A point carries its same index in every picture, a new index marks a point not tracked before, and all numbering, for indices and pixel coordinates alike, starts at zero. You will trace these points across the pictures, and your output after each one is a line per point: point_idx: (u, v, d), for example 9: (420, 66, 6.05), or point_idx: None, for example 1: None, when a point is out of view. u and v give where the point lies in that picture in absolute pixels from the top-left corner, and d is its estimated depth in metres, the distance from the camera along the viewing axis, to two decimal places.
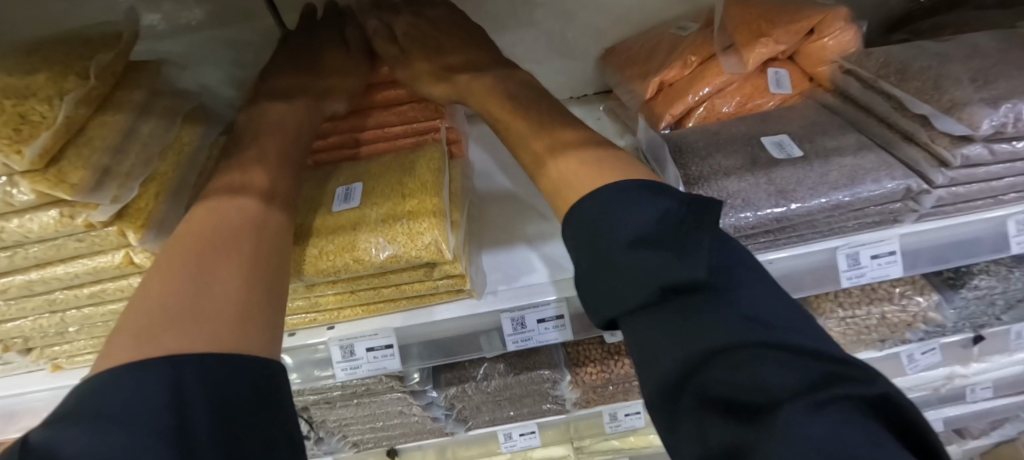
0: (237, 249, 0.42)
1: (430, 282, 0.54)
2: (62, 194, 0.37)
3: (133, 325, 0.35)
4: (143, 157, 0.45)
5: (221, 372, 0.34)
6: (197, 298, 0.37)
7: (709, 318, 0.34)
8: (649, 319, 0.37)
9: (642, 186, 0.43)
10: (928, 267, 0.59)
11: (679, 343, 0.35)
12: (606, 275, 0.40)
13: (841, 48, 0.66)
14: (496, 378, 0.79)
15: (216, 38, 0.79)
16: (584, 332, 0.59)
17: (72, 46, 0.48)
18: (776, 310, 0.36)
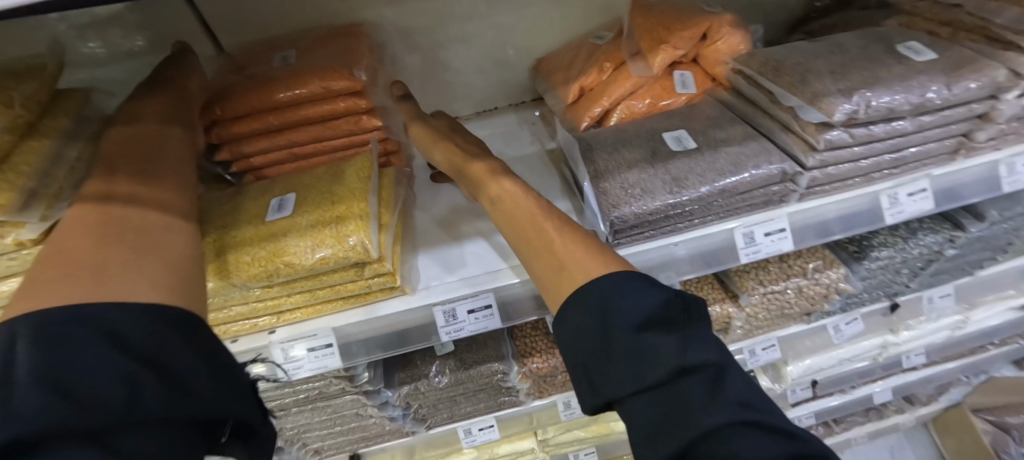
0: (122, 225, 0.43)
1: (363, 282, 0.58)
2: None
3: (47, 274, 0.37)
4: (73, 179, 0.49)
5: (142, 318, 0.37)
6: (114, 255, 0.40)
7: (705, 398, 0.38)
8: (649, 401, 0.40)
9: (642, 276, 0.47)
10: (816, 240, 0.67)
11: (680, 423, 0.38)
12: (611, 357, 0.43)
13: (732, 50, 0.74)
14: (447, 374, 0.83)
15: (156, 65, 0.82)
16: (514, 319, 0.64)
17: None
18: (759, 392, 0.40)
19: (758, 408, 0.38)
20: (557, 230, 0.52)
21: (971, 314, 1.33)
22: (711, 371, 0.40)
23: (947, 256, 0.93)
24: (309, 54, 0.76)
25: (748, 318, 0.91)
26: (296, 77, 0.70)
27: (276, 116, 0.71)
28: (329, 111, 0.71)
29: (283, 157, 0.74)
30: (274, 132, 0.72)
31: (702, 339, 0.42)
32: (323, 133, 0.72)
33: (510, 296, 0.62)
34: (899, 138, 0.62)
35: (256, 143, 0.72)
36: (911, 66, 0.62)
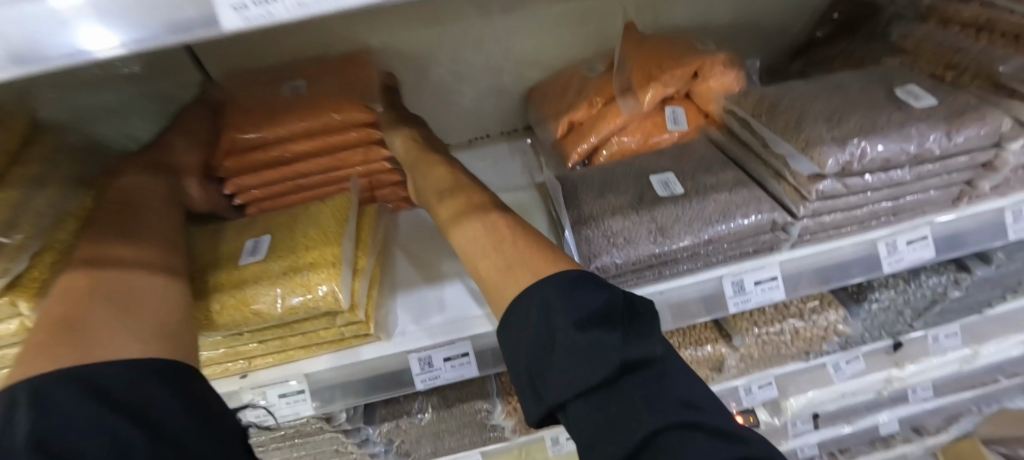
0: (108, 283, 0.45)
1: (336, 329, 0.57)
2: None
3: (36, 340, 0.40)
4: (39, 227, 0.48)
5: (121, 376, 0.40)
6: (94, 315, 0.42)
7: (645, 401, 0.40)
8: (594, 404, 0.41)
9: (587, 274, 0.47)
10: (811, 289, 0.64)
11: (624, 425, 0.39)
12: (557, 360, 0.42)
13: (724, 88, 0.73)
14: (429, 411, 0.81)
15: (142, 93, 0.81)
16: (493, 366, 0.62)
17: None
18: (694, 386, 0.43)
19: (694, 407, 0.41)
20: (511, 257, 0.50)
21: (981, 349, 1.28)
22: (649, 372, 0.42)
23: (952, 297, 0.89)
24: (316, 84, 0.76)
25: (743, 358, 0.88)
26: (311, 110, 0.71)
27: (289, 148, 0.70)
28: (343, 140, 0.71)
29: (295, 189, 0.73)
30: (285, 164, 0.71)
31: (642, 339, 0.43)
32: (335, 164, 0.72)
33: (489, 344, 0.60)
34: (896, 187, 0.60)
35: (264, 176, 0.71)
36: (910, 113, 0.59)
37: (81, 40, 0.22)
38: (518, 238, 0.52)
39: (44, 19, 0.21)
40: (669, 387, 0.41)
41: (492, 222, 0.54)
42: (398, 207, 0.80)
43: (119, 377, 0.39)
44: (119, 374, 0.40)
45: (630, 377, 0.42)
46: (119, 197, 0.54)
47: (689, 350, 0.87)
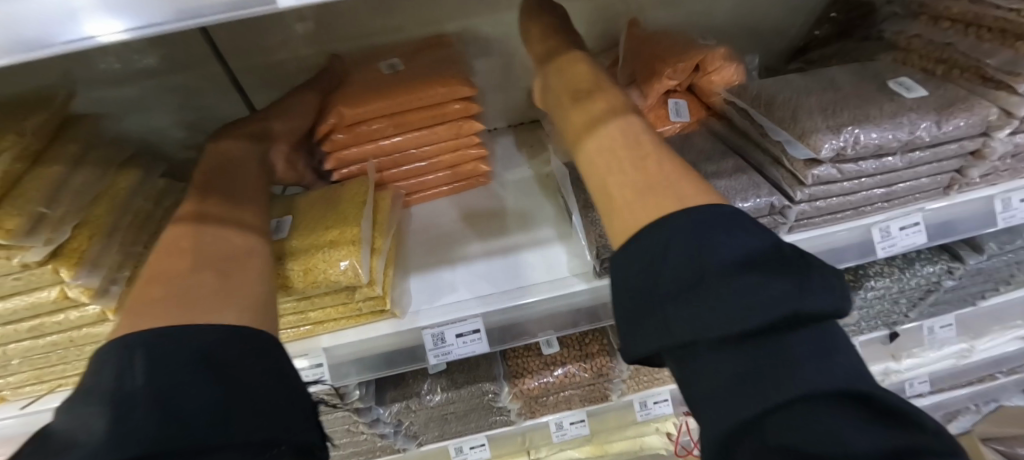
0: (204, 257, 0.46)
1: (354, 304, 0.60)
2: None
3: (149, 297, 0.42)
4: (75, 203, 0.51)
5: (223, 342, 0.40)
6: (197, 280, 0.43)
7: (812, 363, 0.34)
8: (738, 355, 0.35)
9: (734, 218, 0.41)
10: None
11: (779, 380, 0.33)
12: (692, 297, 0.37)
13: (725, 82, 0.76)
14: (438, 392, 0.83)
15: (163, 86, 0.83)
16: (501, 344, 0.65)
17: (11, 107, 0.53)
18: (856, 363, 0.36)
19: (857, 383, 0.34)
20: (666, 176, 0.45)
21: (977, 343, 1.30)
22: (811, 333, 0.35)
23: (946, 287, 0.92)
24: (410, 63, 0.78)
25: None
26: (414, 85, 0.73)
27: (394, 124, 0.73)
28: (442, 115, 0.74)
29: (393, 164, 0.77)
30: (383, 140, 0.75)
31: (820, 292, 0.36)
32: (432, 138, 0.76)
33: (500, 321, 0.63)
34: (889, 174, 0.63)
35: (367, 151, 0.75)
36: (902, 104, 0.62)
37: (89, 29, 0.28)
38: (669, 160, 0.47)
39: (56, 15, 0.27)
40: (830, 349, 0.35)
41: (641, 138, 0.49)
42: (409, 200, 0.82)
43: (218, 348, 0.39)
44: (216, 344, 0.39)
45: (793, 334, 0.35)
46: (206, 176, 0.58)
47: None
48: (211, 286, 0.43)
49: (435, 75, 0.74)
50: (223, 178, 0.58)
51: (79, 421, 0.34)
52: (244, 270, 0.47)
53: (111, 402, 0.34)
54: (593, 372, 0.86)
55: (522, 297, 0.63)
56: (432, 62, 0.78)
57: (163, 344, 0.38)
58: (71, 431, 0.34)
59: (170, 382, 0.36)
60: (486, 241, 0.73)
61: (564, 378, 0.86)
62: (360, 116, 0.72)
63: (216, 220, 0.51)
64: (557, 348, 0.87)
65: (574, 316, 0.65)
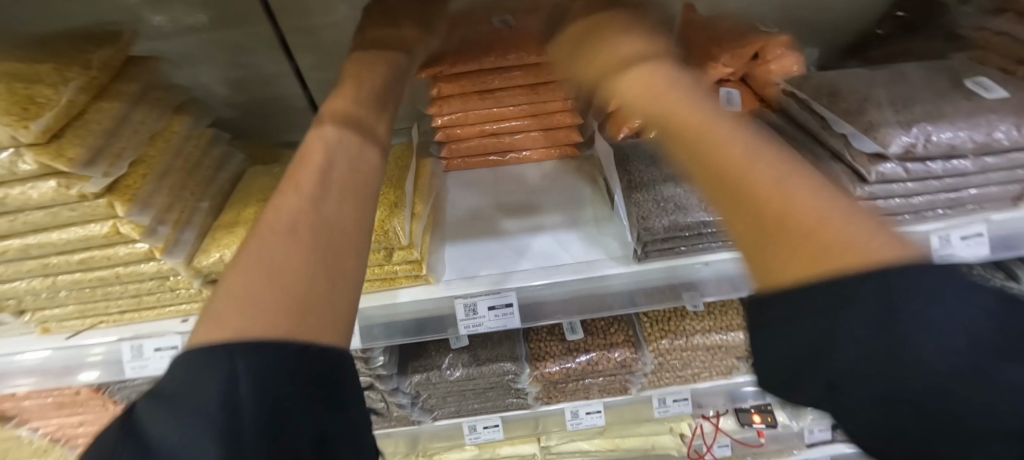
0: (339, 177, 0.37)
1: (390, 267, 0.60)
2: (60, 166, 0.45)
3: (287, 215, 0.33)
4: (132, 140, 0.52)
5: (338, 244, 0.33)
6: (315, 206, 0.34)
7: (901, 341, 0.27)
8: (785, 331, 0.31)
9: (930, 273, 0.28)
10: None
11: (872, 410, 0.29)
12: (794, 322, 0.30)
13: (784, 72, 0.72)
14: (459, 368, 0.81)
15: (213, 42, 0.84)
16: (532, 322, 0.63)
17: (76, 41, 0.54)
18: (976, 364, 0.27)
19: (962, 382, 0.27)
20: (796, 246, 0.30)
21: None
22: (912, 315, 0.27)
23: None
24: (527, 21, 0.75)
25: None
26: (522, 43, 0.73)
27: (496, 77, 0.74)
28: (546, 75, 0.73)
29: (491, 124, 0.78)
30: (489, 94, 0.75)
31: (944, 305, 0.27)
32: (533, 98, 0.76)
33: (531, 296, 0.62)
34: (958, 178, 0.59)
35: (467, 102, 0.76)
36: (979, 104, 0.59)
37: None
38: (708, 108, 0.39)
39: None
40: (982, 395, 0.26)
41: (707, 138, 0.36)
42: (448, 165, 0.83)
43: (343, 233, 0.34)
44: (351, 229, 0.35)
45: (917, 391, 0.27)
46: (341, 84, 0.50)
47: (720, 334, 0.84)
48: (343, 211, 0.35)
49: (546, 44, 0.72)
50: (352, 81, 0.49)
51: (175, 436, 0.24)
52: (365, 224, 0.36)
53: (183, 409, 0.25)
54: (617, 363, 0.83)
55: (562, 275, 0.62)
56: (547, 30, 0.74)
57: (290, 248, 0.31)
58: (170, 441, 0.24)
59: (233, 411, 0.25)
60: (536, 218, 0.72)
61: (585, 366, 0.83)
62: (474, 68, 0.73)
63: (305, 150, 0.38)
64: (580, 335, 0.85)
65: (609, 299, 0.63)
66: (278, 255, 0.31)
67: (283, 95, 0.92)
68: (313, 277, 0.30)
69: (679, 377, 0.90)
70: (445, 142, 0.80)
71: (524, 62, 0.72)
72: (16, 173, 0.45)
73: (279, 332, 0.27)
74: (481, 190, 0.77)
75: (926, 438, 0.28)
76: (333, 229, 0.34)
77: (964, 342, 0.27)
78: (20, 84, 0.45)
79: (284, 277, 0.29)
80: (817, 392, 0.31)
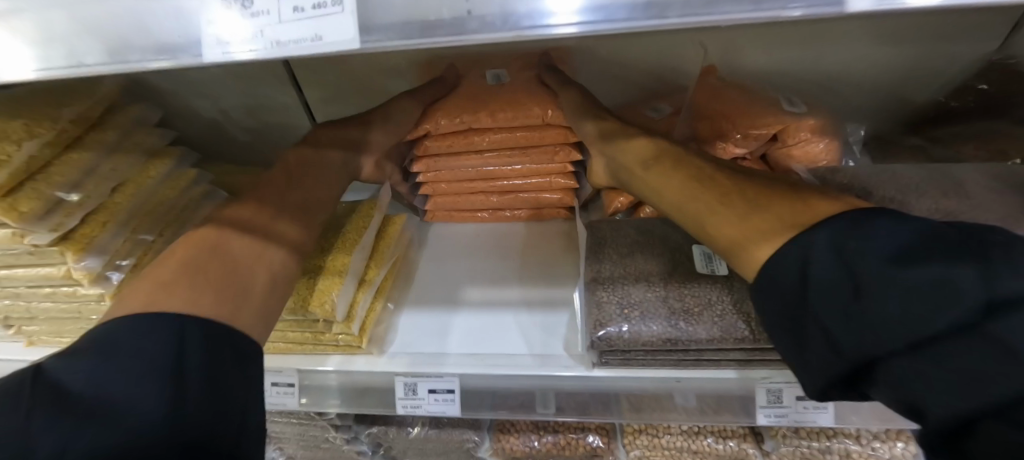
0: (264, 221, 0.49)
1: (330, 335, 0.58)
2: (11, 219, 0.46)
3: (208, 239, 0.44)
4: (96, 189, 0.53)
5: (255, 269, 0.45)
6: (240, 240, 0.46)
7: (889, 297, 0.30)
8: (814, 313, 0.34)
9: (868, 213, 0.35)
10: (862, 423, 0.55)
11: (918, 375, 0.29)
12: (812, 316, 0.34)
13: (807, 160, 0.62)
14: (418, 427, 0.76)
15: (227, 71, 0.86)
16: (476, 411, 0.58)
17: (57, 92, 0.57)
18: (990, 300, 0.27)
19: (971, 327, 0.27)
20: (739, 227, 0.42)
21: None
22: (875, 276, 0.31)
23: None
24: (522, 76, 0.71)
25: None
26: (513, 102, 0.67)
27: (483, 138, 0.69)
28: (539, 138, 0.68)
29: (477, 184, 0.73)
30: (475, 154, 0.70)
31: (881, 234, 0.32)
32: (524, 160, 0.70)
33: (477, 387, 0.57)
34: None
35: (452, 161, 0.71)
36: None
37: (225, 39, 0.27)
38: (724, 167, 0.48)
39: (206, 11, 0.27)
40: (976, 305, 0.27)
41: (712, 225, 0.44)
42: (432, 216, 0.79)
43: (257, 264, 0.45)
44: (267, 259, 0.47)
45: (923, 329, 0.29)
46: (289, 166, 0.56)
47: (709, 439, 0.74)
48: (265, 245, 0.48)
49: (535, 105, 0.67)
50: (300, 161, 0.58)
51: (119, 384, 0.32)
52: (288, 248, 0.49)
53: (92, 360, 0.33)
54: (589, 450, 0.76)
55: (510, 365, 0.56)
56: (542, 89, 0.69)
57: (203, 270, 0.41)
58: (70, 379, 0.32)
59: (140, 356, 0.34)
60: (503, 289, 0.67)
61: (551, 447, 0.76)
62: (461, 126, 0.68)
63: (238, 212, 0.49)
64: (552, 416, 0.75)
65: (558, 399, 0.58)
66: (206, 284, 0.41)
67: (292, 125, 0.93)
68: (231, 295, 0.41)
69: None
70: (431, 195, 0.76)
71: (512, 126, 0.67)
72: None
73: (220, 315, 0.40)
74: (455, 252, 0.73)
75: (1001, 408, 0.26)
76: (251, 258, 0.45)
77: (904, 237, 0.32)
78: None
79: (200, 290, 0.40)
80: (870, 383, 0.32)
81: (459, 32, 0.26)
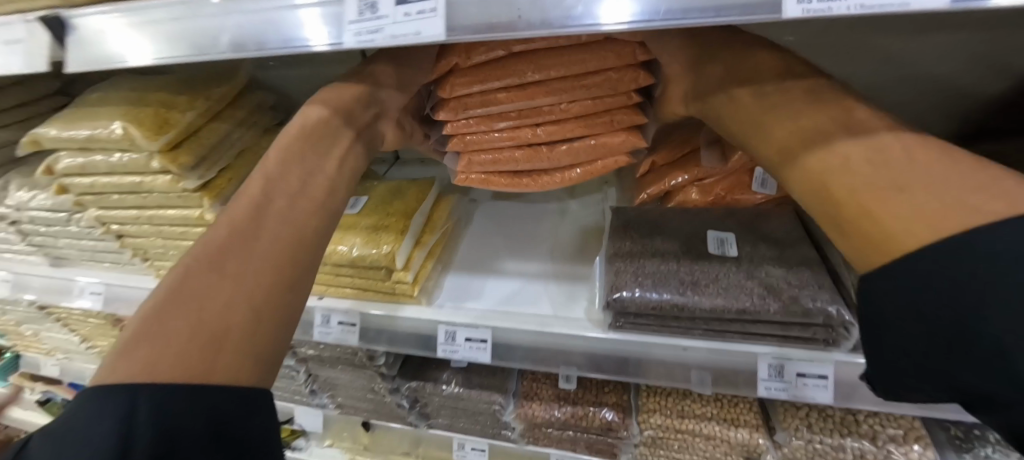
0: (258, 223, 0.40)
1: (389, 284, 0.69)
2: (174, 167, 0.61)
3: (201, 261, 0.38)
4: (225, 152, 0.68)
5: (252, 301, 0.37)
6: (231, 259, 0.38)
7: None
8: (924, 345, 0.31)
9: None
10: (868, 405, 0.57)
11: None
12: (922, 347, 0.31)
13: None
14: (453, 384, 0.87)
15: (319, 72, 1.01)
16: (505, 362, 0.67)
17: (200, 76, 0.72)
18: None
19: None
20: (922, 205, 0.32)
21: None
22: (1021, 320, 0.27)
23: None
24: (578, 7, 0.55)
25: None
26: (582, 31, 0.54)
27: (535, 68, 0.56)
28: (608, 79, 0.57)
29: (529, 130, 0.61)
30: (529, 91, 0.58)
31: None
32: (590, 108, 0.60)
33: (507, 339, 0.66)
34: None
35: (503, 103, 0.58)
36: None
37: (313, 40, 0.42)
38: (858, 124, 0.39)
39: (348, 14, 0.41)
40: None
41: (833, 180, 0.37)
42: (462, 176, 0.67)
43: (255, 293, 0.38)
44: (265, 285, 0.38)
45: None
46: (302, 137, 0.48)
47: (721, 425, 0.78)
48: (264, 260, 0.39)
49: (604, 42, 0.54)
50: (316, 135, 0.49)
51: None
52: (288, 261, 0.41)
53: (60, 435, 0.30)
54: (604, 423, 0.82)
55: (537, 322, 0.65)
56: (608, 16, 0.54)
57: (178, 318, 0.34)
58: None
59: (95, 430, 0.29)
60: (537, 264, 0.76)
61: (570, 417, 0.83)
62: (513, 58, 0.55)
63: (231, 206, 0.41)
64: (572, 386, 0.85)
65: (575, 358, 0.64)
66: (172, 339, 0.33)
67: None
68: (206, 351, 0.34)
69: None
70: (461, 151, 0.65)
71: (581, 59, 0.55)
72: (147, 167, 0.62)
73: (184, 377, 0.32)
74: (499, 233, 0.84)
75: None
76: (239, 286, 0.37)
77: None
78: (162, 109, 0.62)
79: (168, 344, 0.33)
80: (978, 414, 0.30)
81: (511, 30, 0.37)
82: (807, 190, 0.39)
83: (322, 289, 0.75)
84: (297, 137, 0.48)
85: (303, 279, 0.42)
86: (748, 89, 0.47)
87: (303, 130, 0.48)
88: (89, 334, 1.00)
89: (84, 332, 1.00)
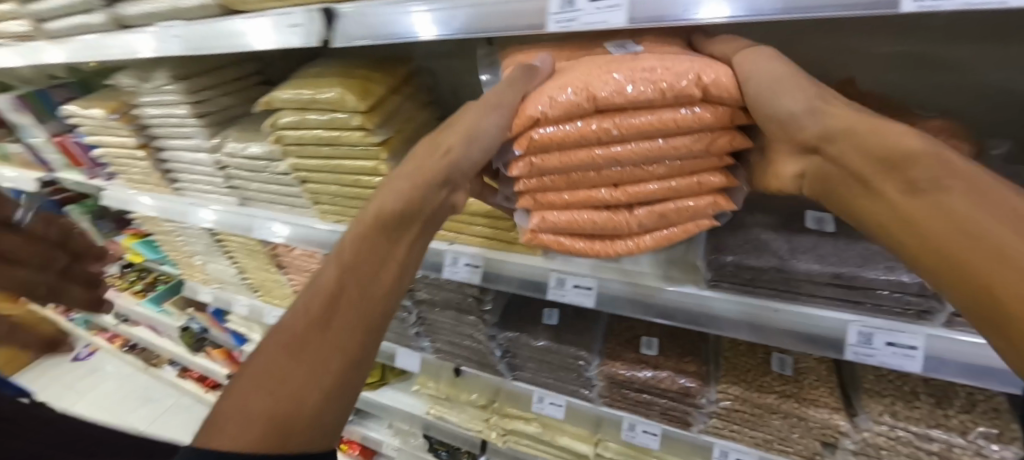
0: (328, 322, 0.48)
1: (512, 234, 0.82)
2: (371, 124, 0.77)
3: (283, 351, 0.46)
4: (396, 119, 0.84)
5: (316, 398, 0.44)
6: (304, 354, 0.46)
7: None
8: None
9: None
10: (955, 377, 0.60)
11: None
12: None
13: None
14: (544, 338, 0.97)
15: (450, 64, 1.16)
16: (607, 309, 0.77)
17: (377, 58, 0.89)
18: None
19: None
20: None
21: None
22: None
23: None
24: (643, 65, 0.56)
25: (864, 445, 0.79)
26: (653, 85, 0.56)
27: (615, 126, 0.58)
28: (689, 125, 0.57)
29: (602, 190, 0.64)
30: (599, 151, 0.60)
31: None
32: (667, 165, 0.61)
33: (612, 289, 0.77)
34: None
35: (568, 162, 0.61)
36: None
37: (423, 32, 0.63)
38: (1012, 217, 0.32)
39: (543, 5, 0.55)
40: None
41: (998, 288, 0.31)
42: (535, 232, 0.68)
43: (317, 389, 0.45)
44: (327, 384, 0.46)
45: None
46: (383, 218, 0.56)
47: (800, 403, 0.82)
48: (332, 355, 0.47)
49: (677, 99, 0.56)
50: (389, 221, 0.56)
51: None
52: (354, 348, 0.48)
53: None
54: (681, 388, 0.88)
55: (638, 276, 0.75)
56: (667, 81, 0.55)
57: (260, 399, 0.42)
58: None
59: None
60: None
61: (650, 379, 0.90)
62: (587, 102, 0.56)
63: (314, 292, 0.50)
64: (654, 351, 0.93)
65: (671, 311, 0.74)
66: (254, 412, 0.41)
67: None
68: (275, 432, 0.41)
69: (750, 436, 0.90)
70: (535, 208, 0.68)
71: (651, 115, 0.57)
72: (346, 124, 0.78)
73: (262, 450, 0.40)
74: None
75: None
76: (310, 374, 0.45)
77: None
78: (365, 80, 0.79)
79: (253, 415, 0.41)
80: None
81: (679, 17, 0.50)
82: (962, 290, 0.34)
83: (454, 238, 0.89)
84: (395, 222, 0.57)
85: (358, 375, 0.48)
86: (892, 178, 0.39)
87: (403, 221, 0.57)
88: (247, 267, 1.21)
89: (243, 264, 1.22)
